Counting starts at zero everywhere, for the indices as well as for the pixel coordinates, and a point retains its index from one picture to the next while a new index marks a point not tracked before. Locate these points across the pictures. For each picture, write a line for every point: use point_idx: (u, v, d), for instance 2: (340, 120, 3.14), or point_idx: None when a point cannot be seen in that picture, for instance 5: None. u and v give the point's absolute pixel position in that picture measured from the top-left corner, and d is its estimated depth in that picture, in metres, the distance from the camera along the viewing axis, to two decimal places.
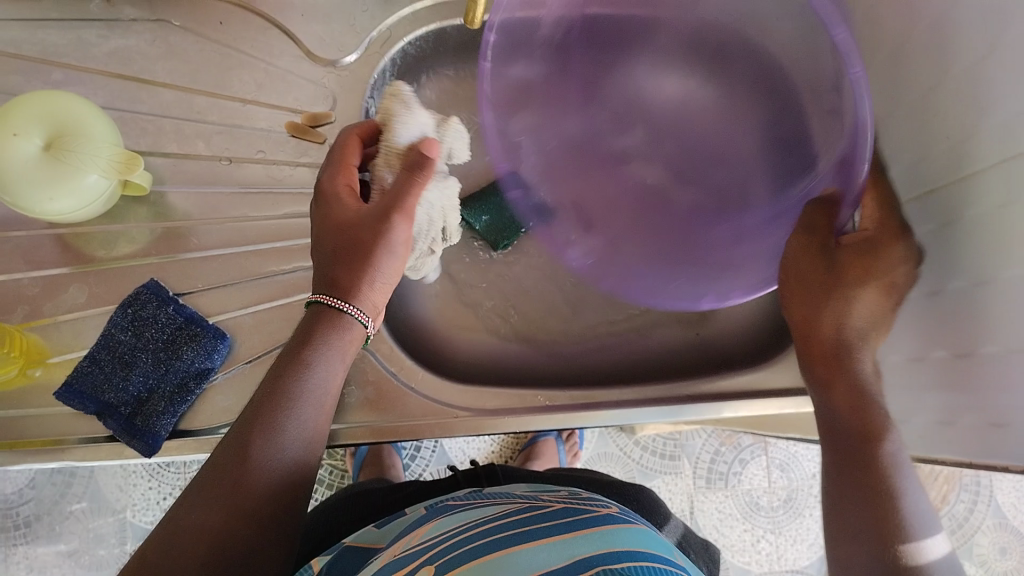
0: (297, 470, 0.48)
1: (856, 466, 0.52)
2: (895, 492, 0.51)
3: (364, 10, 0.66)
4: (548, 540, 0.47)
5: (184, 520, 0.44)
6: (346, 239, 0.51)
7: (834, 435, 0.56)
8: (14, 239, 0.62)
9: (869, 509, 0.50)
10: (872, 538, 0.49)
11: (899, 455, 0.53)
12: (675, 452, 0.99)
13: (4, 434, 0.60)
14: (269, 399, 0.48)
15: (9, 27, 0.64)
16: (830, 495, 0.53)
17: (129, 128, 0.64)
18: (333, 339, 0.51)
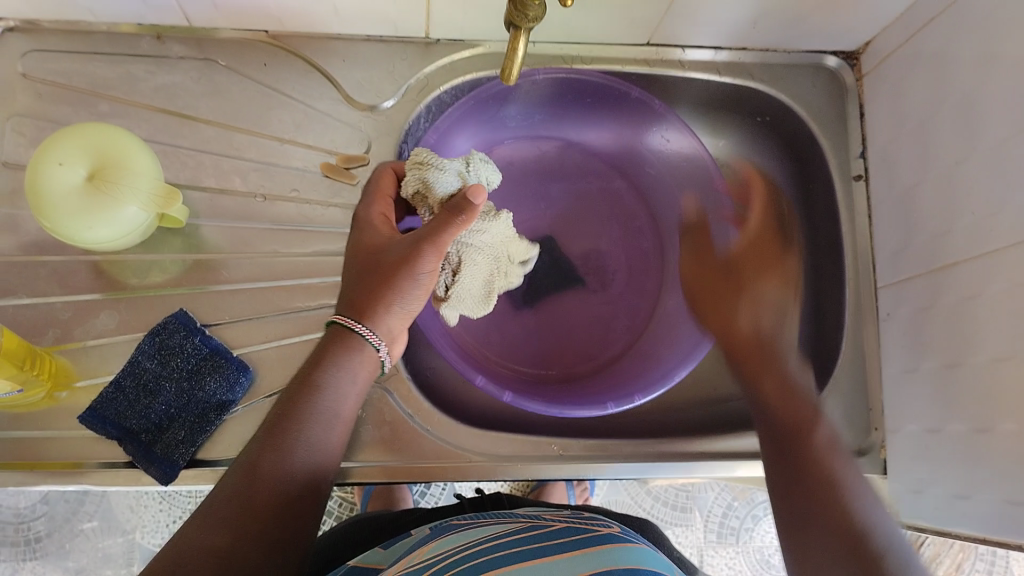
0: (307, 485, 0.49)
1: (796, 468, 0.55)
2: (839, 485, 0.53)
3: (403, 58, 0.69)
4: (552, 558, 0.48)
5: (192, 538, 0.44)
6: (371, 261, 0.53)
7: (771, 436, 0.59)
8: (51, 263, 0.64)
9: (816, 509, 0.52)
10: (826, 541, 0.50)
11: (831, 448, 0.56)
12: (686, 504, 0.98)
13: (25, 456, 0.60)
14: (279, 420, 0.50)
15: (62, 59, 0.66)
16: (783, 510, 0.54)
17: (169, 161, 0.66)
18: (342, 363, 0.52)
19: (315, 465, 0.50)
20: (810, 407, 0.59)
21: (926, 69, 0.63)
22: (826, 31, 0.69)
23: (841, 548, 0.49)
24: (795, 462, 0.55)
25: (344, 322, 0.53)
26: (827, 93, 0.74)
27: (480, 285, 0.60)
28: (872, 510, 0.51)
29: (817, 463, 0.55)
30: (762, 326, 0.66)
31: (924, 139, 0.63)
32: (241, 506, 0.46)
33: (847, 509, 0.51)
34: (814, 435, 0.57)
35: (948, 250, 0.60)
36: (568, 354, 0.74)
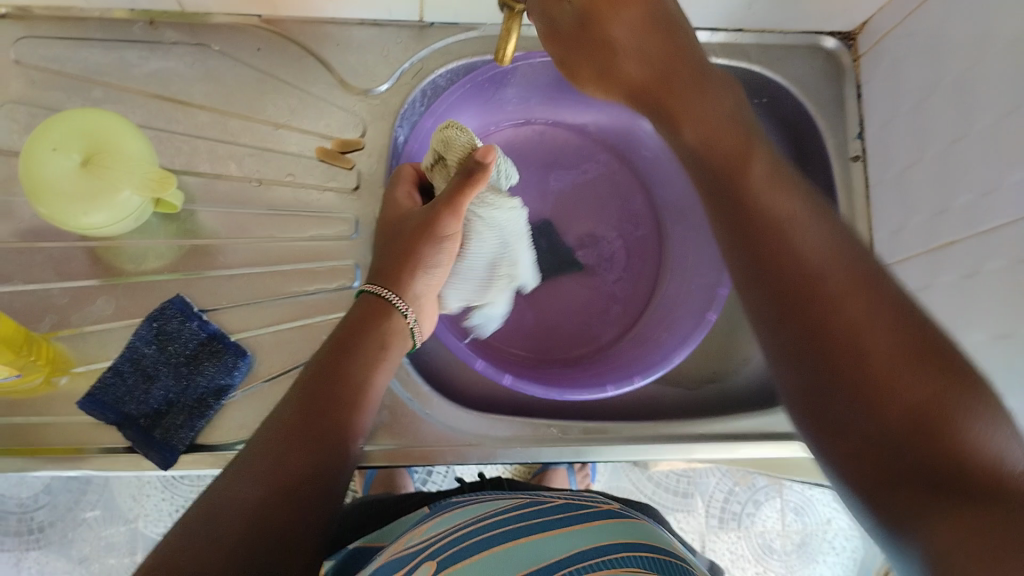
0: (341, 443, 0.51)
1: (744, 222, 0.50)
2: (788, 225, 0.48)
3: (397, 42, 0.69)
4: (548, 534, 0.48)
5: (227, 492, 0.45)
6: (395, 231, 0.57)
7: (706, 179, 0.53)
8: (47, 251, 0.64)
9: (774, 266, 0.48)
10: (791, 301, 0.46)
11: (770, 176, 0.51)
12: (688, 489, 0.99)
13: (26, 442, 0.61)
14: (311, 383, 0.51)
15: (55, 46, 0.66)
16: (744, 271, 0.50)
17: (165, 147, 0.66)
18: (373, 330, 0.55)
19: (349, 427, 0.52)
20: (736, 131, 0.52)
21: (921, 47, 0.63)
22: (822, 12, 0.69)
23: (809, 311, 0.45)
24: (734, 204, 0.51)
25: (378, 291, 0.56)
26: (824, 73, 0.73)
27: (483, 266, 0.62)
28: (825, 240, 0.48)
29: (757, 205, 0.50)
30: (642, 75, 0.53)
31: (920, 119, 0.63)
32: (271, 458, 0.47)
33: (801, 254, 0.47)
34: (752, 164, 0.51)
35: (945, 228, 0.60)
36: (570, 336, 0.74)
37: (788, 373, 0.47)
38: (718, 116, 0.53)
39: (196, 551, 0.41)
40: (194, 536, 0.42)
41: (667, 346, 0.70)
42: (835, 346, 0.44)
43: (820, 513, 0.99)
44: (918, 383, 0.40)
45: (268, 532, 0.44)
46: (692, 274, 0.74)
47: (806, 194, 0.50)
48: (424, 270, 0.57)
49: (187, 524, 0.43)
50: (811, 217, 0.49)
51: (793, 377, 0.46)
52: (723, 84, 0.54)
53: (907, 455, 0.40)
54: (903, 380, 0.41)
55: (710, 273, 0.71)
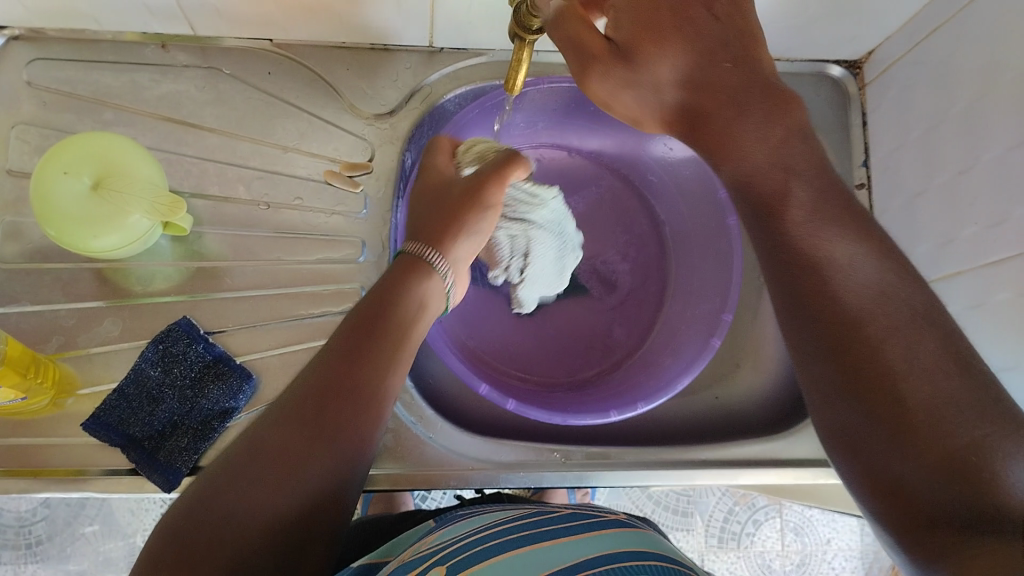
0: (379, 403, 0.51)
1: (782, 258, 0.49)
2: (829, 262, 0.47)
3: (407, 67, 0.69)
4: (556, 541, 0.49)
5: (235, 475, 0.44)
6: (438, 197, 0.59)
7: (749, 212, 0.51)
8: (55, 272, 0.64)
9: (812, 303, 0.47)
10: (839, 338, 0.45)
11: (811, 211, 0.48)
12: (687, 508, 0.98)
13: (30, 464, 0.61)
14: (351, 336, 0.51)
15: (67, 68, 0.66)
16: (784, 304, 0.49)
17: (174, 169, 0.66)
18: (410, 288, 0.54)
19: (386, 385, 0.51)
20: (784, 165, 0.49)
21: (928, 79, 0.63)
22: (829, 42, 0.69)
23: (847, 350, 0.44)
24: (774, 239, 0.49)
25: (418, 252, 0.56)
26: (829, 101, 0.74)
27: (552, 263, 0.68)
28: (872, 278, 0.46)
29: (798, 243, 0.48)
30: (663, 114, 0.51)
31: (926, 150, 0.64)
32: (314, 411, 0.47)
33: (842, 295, 0.45)
34: (791, 201, 0.49)
35: (951, 259, 0.61)
36: (575, 360, 0.74)
37: (825, 412, 0.46)
38: (761, 149, 0.49)
39: (237, 497, 0.44)
40: (238, 483, 0.44)
41: (671, 371, 0.70)
42: (870, 387, 0.43)
43: (820, 533, 0.99)
44: (958, 428, 0.39)
45: (306, 487, 0.46)
46: (696, 298, 0.74)
47: (853, 223, 0.48)
48: (466, 234, 0.58)
49: (227, 467, 0.45)
50: (860, 255, 0.47)
51: (833, 418, 0.45)
52: (770, 104, 0.49)
53: (944, 496, 0.39)
54: (942, 426, 0.40)
55: (714, 300, 0.72)
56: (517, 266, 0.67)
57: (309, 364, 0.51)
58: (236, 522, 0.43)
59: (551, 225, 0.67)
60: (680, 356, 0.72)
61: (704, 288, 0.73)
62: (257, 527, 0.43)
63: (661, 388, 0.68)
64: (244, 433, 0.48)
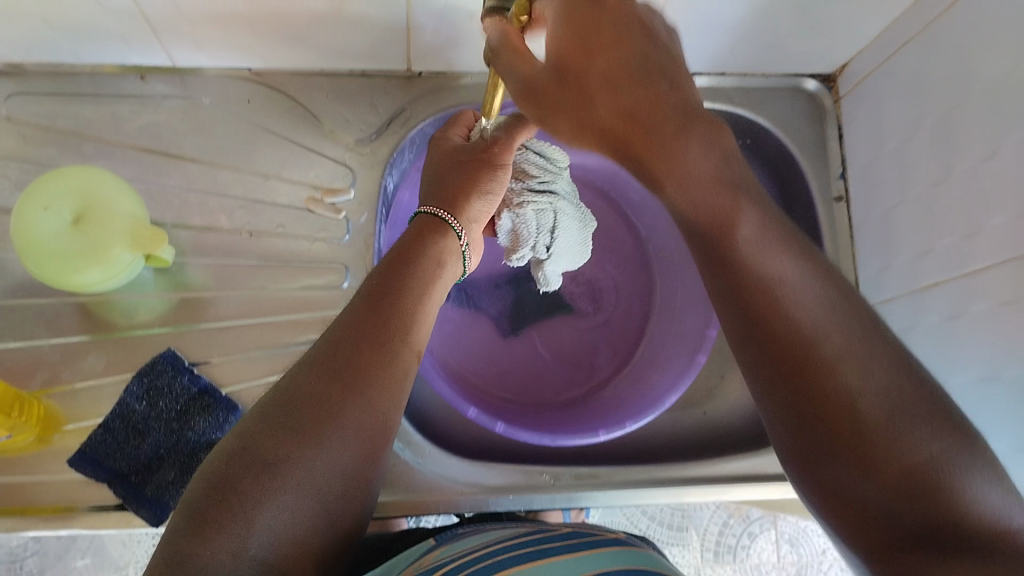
0: (407, 358, 0.50)
1: (726, 280, 0.46)
2: (775, 286, 0.44)
3: (386, 92, 0.69)
4: (558, 558, 0.49)
5: (233, 479, 0.40)
6: (454, 162, 0.59)
7: (694, 240, 0.47)
8: (37, 307, 0.64)
9: (765, 325, 0.44)
10: (789, 366, 0.43)
11: (756, 236, 0.45)
12: (682, 523, 0.98)
13: (15, 501, 0.60)
14: (373, 293, 0.50)
15: (46, 102, 0.66)
16: (734, 327, 0.47)
17: (155, 201, 0.66)
18: (428, 247, 0.55)
19: (412, 342, 0.50)
20: (728, 189, 0.45)
21: (902, 91, 0.64)
22: (803, 56, 0.70)
23: (800, 374, 0.42)
24: (718, 263, 0.46)
25: (434, 212, 0.57)
26: (806, 115, 0.74)
27: (574, 234, 0.66)
28: (815, 304, 0.43)
29: (743, 267, 0.45)
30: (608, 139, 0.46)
31: (903, 162, 0.64)
32: (343, 367, 0.46)
33: (795, 318, 0.43)
34: (737, 226, 0.45)
35: (929, 270, 0.61)
36: (562, 379, 0.74)
37: (786, 431, 0.44)
38: (703, 168, 0.45)
39: (276, 448, 0.42)
40: (278, 434, 0.42)
41: (657, 389, 0.70)
42: (832, 407, 0.41)
43: (815, 544, 0.98)
44: (924, 445, 0.39)
45: (344, 439, 0.44)
46: (679, 315, 0.74)
47: (797, 243, 0.46)
48: (481, 195, 0.58)
49: (263, 420, 0.43)
50: (807, 273, 0.44)
51: (795, 437, 0.43)
52: (708, 127, 0.44)
53: (903, 510, 0.39)
54: (899, 444, 0.39)
55: (698, 315, 0.72)
56: (546, 241, 0.64)
57: (303, 354, 0.47)
58: (280, 471, 0.41)
59: (569, 199, 0.66)
60: (665, 373, 0.72)
61: (687, 305, 0.74)
62: (298, 477, 0.41)
63: (646, 407, 0.68)
64: (274, 387, 0.46)
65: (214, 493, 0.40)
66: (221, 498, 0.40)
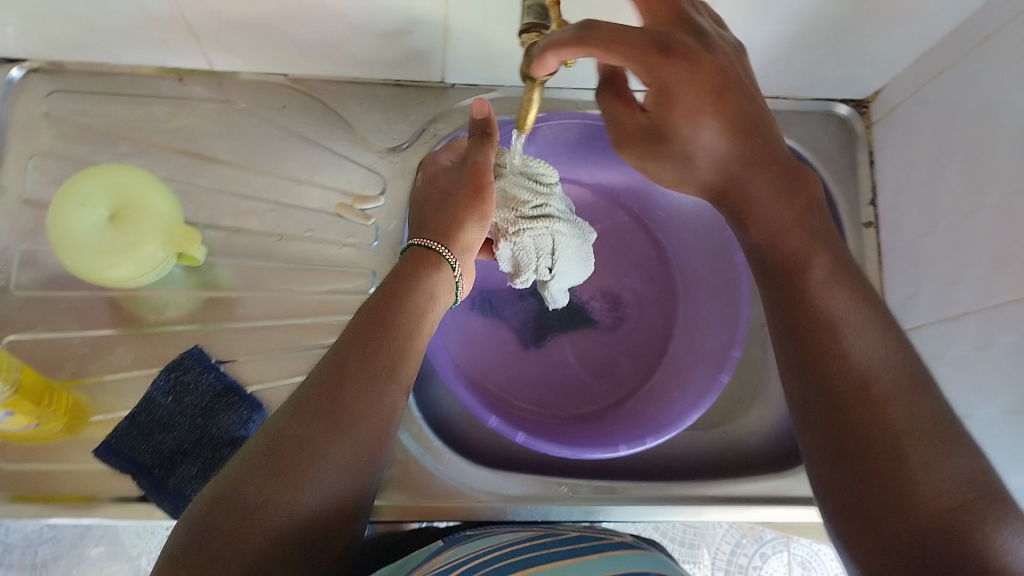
0: (396, 392, 0.49)
1: (789, 314, 0.48)
2: (834, 325, 0.46)
3: (419, 101, 0.70)
4: (566, 562, 0.50)
5: (215, 522, 0.41)
6: (439, 188, 0.57)
7: (766, 274, 0.51)
8: (69, 300, 0.65)
9: (819, 361, 0.46)
10: (839, 403, 0.45)
11: (829, 278, 0.47)
12: (694, 540, 0.88)
13: (41, 490, 0.61)
14: (360, 327, 0.50)
15: (86, 100, 0.68)
16: (789, 359, 0.48)
17: (189, 201, 0.67)
18: (418, 279, 0.53)
19: (403, 374, 0.50)
20: (806, 231, 0.49)
21: (933, 121, 0.64)
22: (835, 82, 0.70)
23: (852, 411, 0.44)
24: (785, 299, 0.49)
25: (426, 245, 0.55)
26: (836, 140, 0.74)
27: (573, 252, 0.64)
28: (880, 349, 0.45)
29: (809, 304, 0.47)
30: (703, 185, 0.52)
31: (932, 191, 0.64)
32: (327, 408, 0.46)
33: (850, 361, 0.45)
34: (809, 267, 0.48)
35: (956, 300, 0.61)
36: (580, 395, 0.74)
37: (816, 462, 0.46)
38: (784, 213, 0.49)
39: (256, 491, 0.42)
40: (257, 479, 0.43)
41: (677, 406, 0.70)
42: (869, 447, 0.43)
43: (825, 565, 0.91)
44: (948, 492, 0.40)
45: (320, 483, 0.44)
46: (702, 334, 0.74)
47: (864, 287, 0.48)
48: (475, 220, 0.56)
49: (243, 464, 0.44)
50: (864, 316, 0.46)
51: (823, 469, 0.45)
52: (792, 180, 0.49)
53: (932, 558, 0.39)
54: (937, 491, 0.40)
55: (721, 336, 0.72)
56: (546, 264, 0.63)
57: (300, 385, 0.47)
58: (260, 515, 0.42)
59: (567, 215, 0.63)
60: (685, 391, 0.72)
61: (710, 324, 0.74)
62: (271, 524, 0.42)
63: (665, 425, 0.68)
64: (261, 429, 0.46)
65: (194, 537, 0.41)
66: (204, 539, 0.41)
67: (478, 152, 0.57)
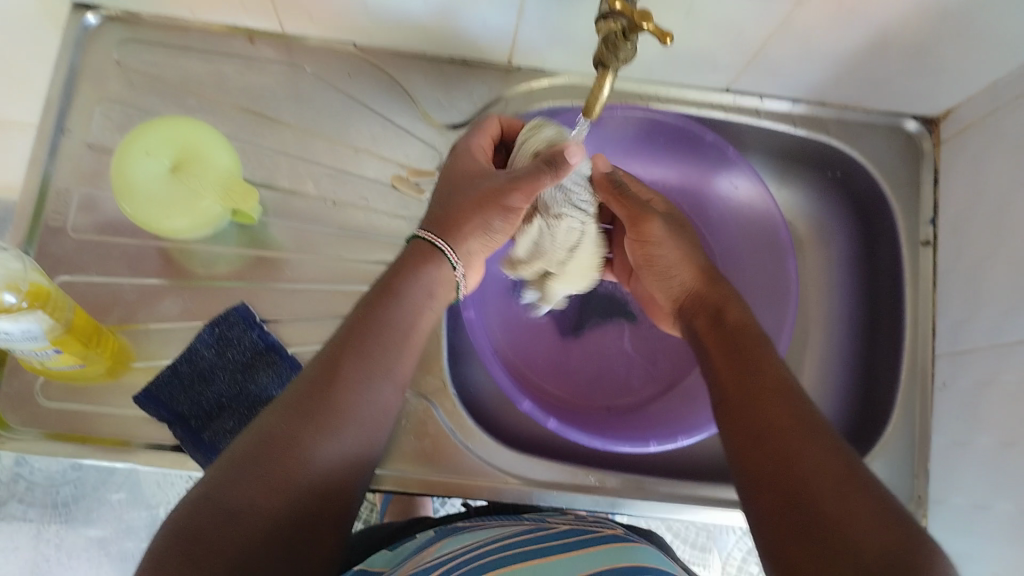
0: (384, 391, 0.50)
1: (745, 372, 0.52)
2: (786, 389, 0.50)
3: (483, 81, 0.70)
4: (562, 556, 0.49)
5: (201, 523, 0.41)
6: (460, 185, 0.55)
7: (715, 340, 0.55)
8: (123, 246, 0.65)
9: (760, 407, 0.49)
10: (772, 440, 0.47)
11: (780, 357, 0.53)
12: (706, 543, 0.87)
13: (79, 430, 0.62)
14: (355, 327, 0.50)
15: (156, 50, 0.68)
16: (726, 411, 0.51)
17: (248, 159, 0.67)
18: (418, 279, 0.52)
19: (393, 376, 0.51)
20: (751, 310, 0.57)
21: (1007, 145, 0.62)
22: (908, 97, 0.68)
23: (786, 447, 0.46)
24: (737, 359, 0.53)
25: (429, 239, 0.54)
26: (901, 156, 0.73)
27: (591, 255, 0.62)
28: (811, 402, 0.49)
29: (758, 360, 0.52)
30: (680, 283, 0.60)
31: (999, 215, 0.63)
32: (318, 407, 0.46)
33: (801, 416, 0.48)
34: (765, 341, 0.54)
35: (1012, 329, 0.60)
36: (613, 389, 0.74)
37: (752, 504, 0.46)
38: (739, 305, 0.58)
39: (244, 491, 0.42)
40: (246, 477, 0.43)
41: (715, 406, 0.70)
42: (805, 477, 0.44)
43: None
44: (879, 533, 0.41)
45: (305, 479, 0.44)
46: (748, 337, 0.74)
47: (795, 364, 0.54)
48: (483, 232, 0.55)
49: (233, 460, 0.43)
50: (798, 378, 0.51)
51: (760, 508, 0.46)
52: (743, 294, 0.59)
53: None
54: (868, 530, 0.41)
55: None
56: (562, 259, 0.60)
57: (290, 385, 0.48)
58: (245, 515, 0.42)
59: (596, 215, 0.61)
60: None
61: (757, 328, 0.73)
62: (257, 524, 0.42)
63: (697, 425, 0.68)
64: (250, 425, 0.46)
65: (181, 537, 0.40)
66: (190, 540, 0.40)
67: (527, 170, 0.52)
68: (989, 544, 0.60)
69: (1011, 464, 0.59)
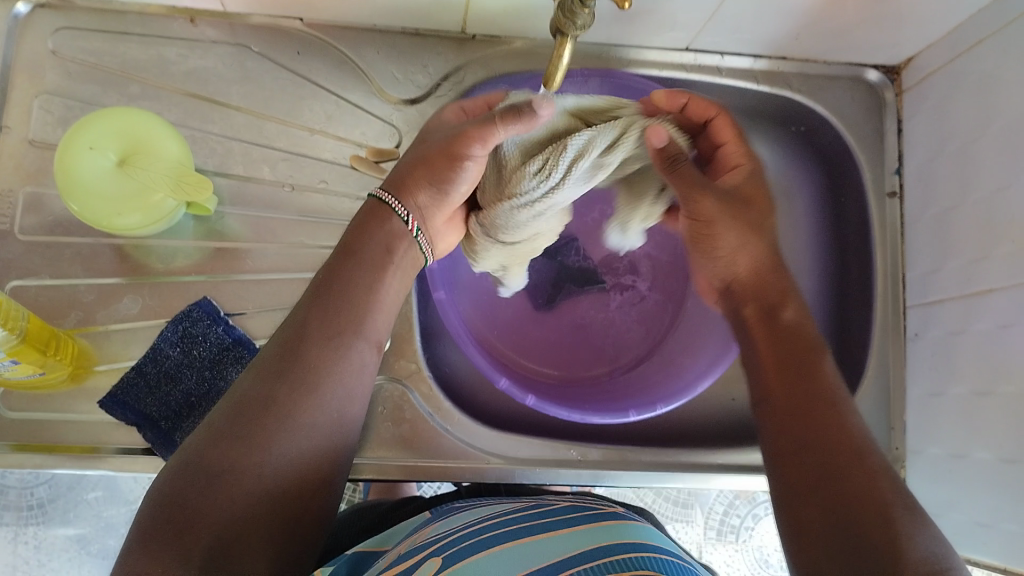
0: (361, 348, 0.48)
1: (793, 380, 0.50)
2: (835, 403, 0.49)
3: (438, 53, 0.68)
4: (560, 532, 0.49)
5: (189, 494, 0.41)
6: (422, 142, 0.55)
7: (776, 348, 0.53)
8: (75, 245, 0.63)
9: (813, 426, 0.48)
10: (825, 463, 0.46)
11: (835, 372, 0.51)
12: (687, 500, 0.88)
13: (45, 438, 0.60)
14: (322, 288, 0.49)
15: (94, 39, 0.65)
16: (775, 419, 0.50)
17: (199, 147, 0.65)
18: (378, 233, 0.52)
19: (367, 333, 0.49)
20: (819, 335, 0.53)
21: (968, 92, 0.62)
22: (868, 47, 0.68)
23: (841, 474, 0.45)
24: (798, 372, 0.51)
25: (378, 196, 0.53)
26: (864, 107, 0.72)
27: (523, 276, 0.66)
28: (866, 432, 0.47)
29: (821, 380, 0.50)
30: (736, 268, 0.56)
31: (963, 162, 0.63)
32: (292, 367, 0.45)
33: (849, 439, 0.46)
34: (822, 355, 0.52)
35: (981, 277, 0.60)
36: (588, 356, 0.74)
37: (790, 517, 0.46)
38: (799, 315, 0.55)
39: (227, 454, 0.42)
40: (223, 445, 0.42)
41: (696, 368, 0.69)
42: (857, 509, 0.43)
43: None
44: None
45: (291, 442, 0.44)
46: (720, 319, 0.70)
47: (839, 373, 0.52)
48: (432, 182, 0.52)
49: (211, 430, 0.43)
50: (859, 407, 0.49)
51: (800, 531, 0.45)
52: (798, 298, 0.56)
53: None
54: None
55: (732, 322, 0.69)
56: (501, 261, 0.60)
57: (264, 348, 0.47)
58: (227, 479, 0.41)
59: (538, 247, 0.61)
60: (697, 356, 0.71)
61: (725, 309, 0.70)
62: (245, 486, 0.42)
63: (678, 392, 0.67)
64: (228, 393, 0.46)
65: (169, 505, 0.40)
66: (176, 510, 0.40)
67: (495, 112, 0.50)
68: (968, 491, 0.61)
69: (984, 411, 0.59)
